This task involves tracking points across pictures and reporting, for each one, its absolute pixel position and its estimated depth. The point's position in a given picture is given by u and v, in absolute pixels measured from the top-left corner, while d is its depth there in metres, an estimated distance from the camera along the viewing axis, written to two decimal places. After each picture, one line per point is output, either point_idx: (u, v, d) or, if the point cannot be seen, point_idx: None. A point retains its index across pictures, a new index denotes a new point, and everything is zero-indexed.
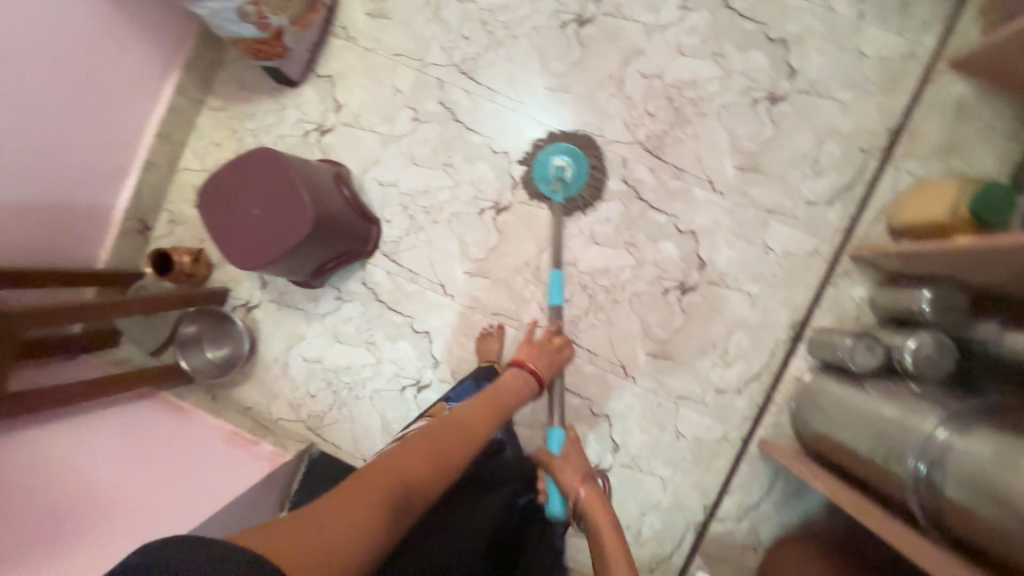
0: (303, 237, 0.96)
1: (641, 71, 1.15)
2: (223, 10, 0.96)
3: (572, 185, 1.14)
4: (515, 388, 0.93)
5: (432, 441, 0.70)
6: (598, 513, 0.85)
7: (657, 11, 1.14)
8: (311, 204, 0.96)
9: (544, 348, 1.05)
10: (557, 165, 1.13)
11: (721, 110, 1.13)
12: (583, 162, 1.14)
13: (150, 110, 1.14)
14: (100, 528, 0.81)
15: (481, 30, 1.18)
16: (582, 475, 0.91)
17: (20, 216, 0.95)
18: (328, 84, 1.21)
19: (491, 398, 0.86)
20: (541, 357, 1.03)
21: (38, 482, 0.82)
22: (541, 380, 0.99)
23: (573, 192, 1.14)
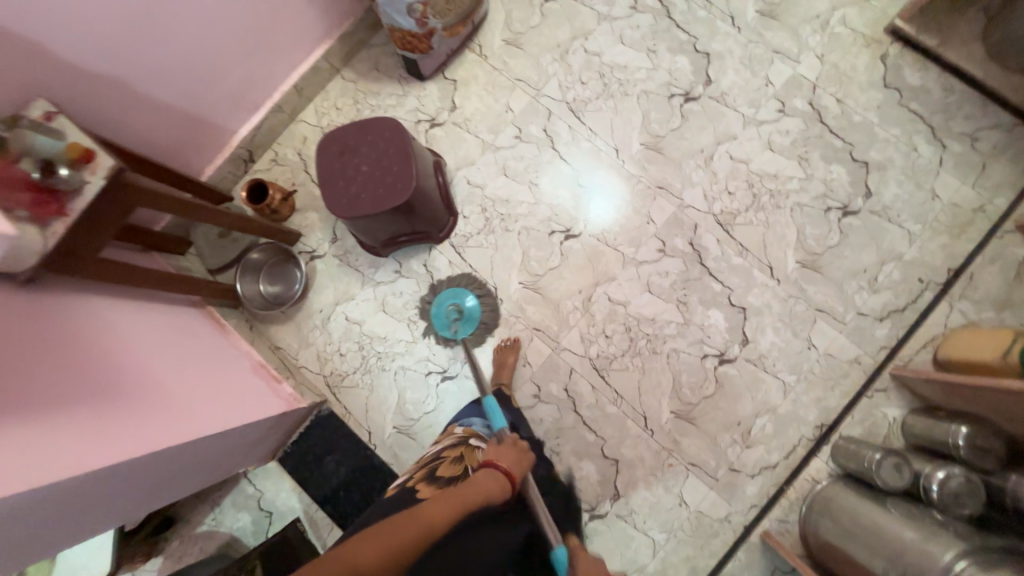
0: (400, 203, 1.04)
1: (731, 153, 1.24)
2: (397, 3, 1.09)
3: (468, 321, 1.23)
4: (488, 490, 0.75)
5: (373, 543, 0.61)
6: None
7: (757, 107, 1.25)
8: (416, 177, 1.05)
9: (507, 445, 0.86)
10: (450, 309, 1.23)
11: (796, 207, 1.21)
12: (467, 295, 1.24)
13: (298, 65, 1.27)
14: (138, 403, 0.82)
15: (597, 80, 1.30)
16: None
17: (163, 113, 1.05)
18: (450, 87, 1.34)
19: (459, 492, 0.72)
20: (513, 455, 0.84)
21: (82, 342, 0.81)
22: (513, 479, 0.79)
23: (473, 322, 1.23)
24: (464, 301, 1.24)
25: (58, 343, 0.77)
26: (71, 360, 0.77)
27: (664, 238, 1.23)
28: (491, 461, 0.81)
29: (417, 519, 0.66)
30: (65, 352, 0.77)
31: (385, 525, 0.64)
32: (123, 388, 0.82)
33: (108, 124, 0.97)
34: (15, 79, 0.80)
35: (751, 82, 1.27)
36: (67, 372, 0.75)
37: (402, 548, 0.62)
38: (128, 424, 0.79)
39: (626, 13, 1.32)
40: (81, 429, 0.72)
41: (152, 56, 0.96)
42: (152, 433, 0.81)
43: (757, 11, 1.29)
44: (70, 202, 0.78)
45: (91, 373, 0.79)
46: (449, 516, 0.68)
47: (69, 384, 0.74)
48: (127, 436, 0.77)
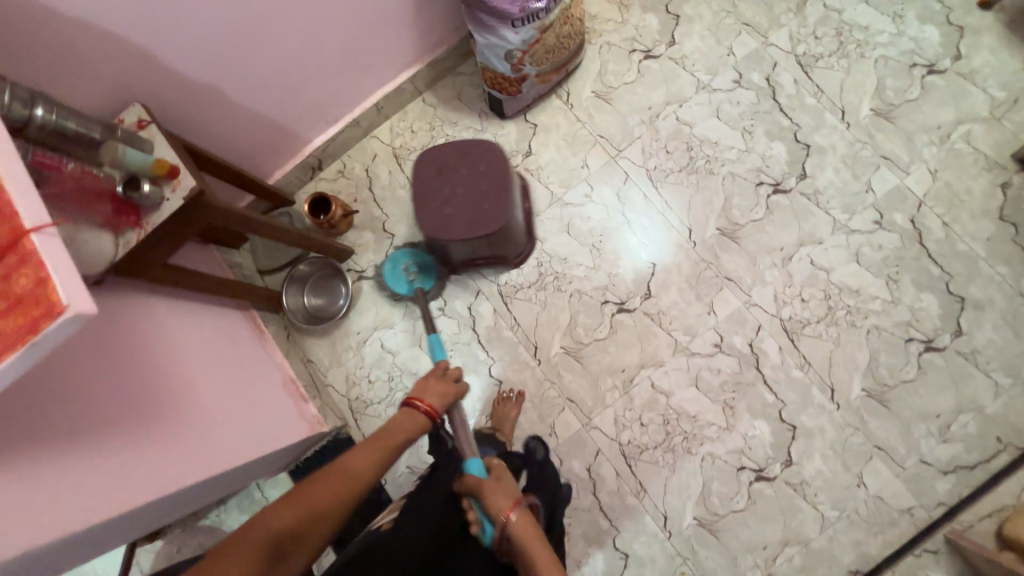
0: (492, 231, 1.01)
1: (812, 258, 1.16)
2: (498, 47, 1.05)
3: (421, 279, 1.25)
4: (406, 428, 0.85)
5: (294, 502, 0.68)
6: (532, 544, 0.72)
7: (851, 214, 1.16)
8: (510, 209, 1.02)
9: (441, 379, 0.96)
10: (406, 266, 1.25)
11: (873, 330, 1.12)
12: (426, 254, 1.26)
13: (384, 84, 1.24)
14: (175, 425, 0.82)
15: (683, 152, 1.24)
16: (516, 498, 0.77)
17: (247, 119, 1.04)
18: (530, 131, 1.30)
19: (377, 439, 0.80)
20: (437, 389, 0.93)
21: (137, 355, 0.80)
22: (433, 414, 0.89)
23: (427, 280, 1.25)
24: (418, 256, 1.26)
25: (117, 356, 0.77)
26: (127, 376, 0.76)
27: (722, 333, 1.16)
28: (411, 401, 0.90)
29: (345, 476, 0.74)
30: (121, 366, 0.76)
31: (307, 486, 0.71)
32: (168, 410, 0.81)
33: (192, 125, 0.96)
34: (114, 81, 0.81)
35: (851, 185, 1.17)
36: (122, 392, 0.74)
37: (320, 504, 0.70)
38: (166, 453, 0.78)
39: (729, 86, 1.25)
40: (123, 460, 0.72)
41: (248, 65, 0.95)
42: (186, 465, 0.81)
43: (871, 109, 1.20)
44: (147, 215, 0.80)
45: (142, 393, 0.78)
46: (370, 463, 0.77)
47: (121, 407, 0.73)
48: (164, 469, 0.77)
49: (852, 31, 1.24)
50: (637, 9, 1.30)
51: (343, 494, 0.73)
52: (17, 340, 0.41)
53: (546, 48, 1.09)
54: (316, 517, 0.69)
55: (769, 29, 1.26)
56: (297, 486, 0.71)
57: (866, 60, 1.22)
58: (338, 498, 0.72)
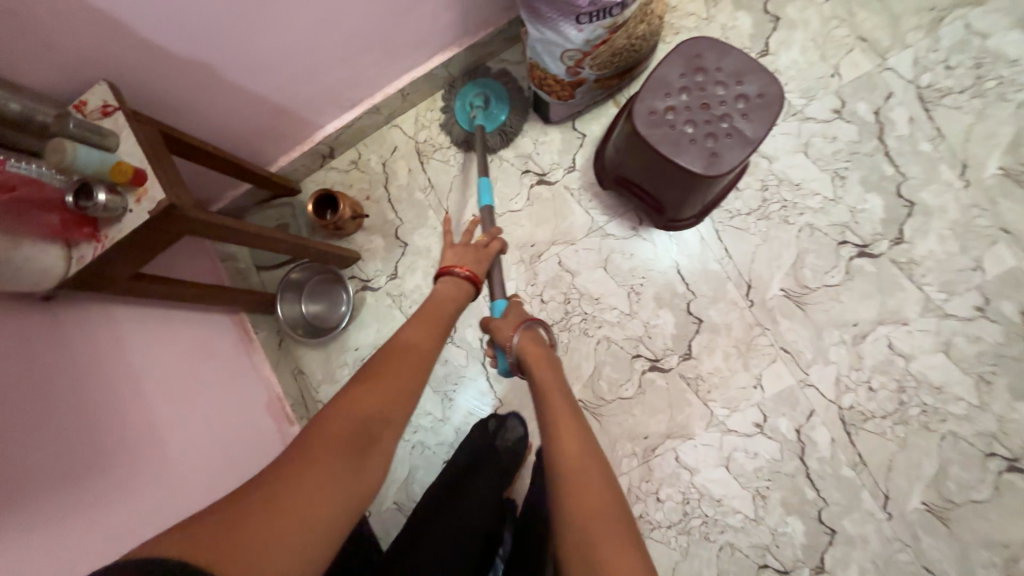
0: (772, 121, 0.80)
1: (891, 340, 0.97)
2: (555, 44, 0.84)
3: (491, 116, 1.08)
4: (453, 297, 0.78)
5: (369, 391, 0.58)
6: (537, 362, 0.76)
7: (949, 294, 0.97)
8: (774, 90, 0.80)
9: (466, 246, 0.83)
10: (472, 97, 1.09)
11: (947, 437, 0.95)
12: (495, 84, 1.09)
13: (413, 68, 1.05)
14: (136, 480, 0.72)
15: (756, 191, 1.03)
16: (521, 323, 0.82)
17: (245, 103, 0.88)
18: (577, 141, 1.10)
19: (426, 316, 0.72)
20: (472, 256, 0.82)
21: (104, 391, 0.71)
22: (474, 279, 0.80)
23: (494, 112, 1.08)
24: (484, 87, 1.09)
25: (77, 398, 0.67)
26: (89, 422, 0.67)
27: (767, 412, 1.00)
28: (450, 270, 0.80)
29: (410, 350, 0.65)
30: (82, 410, 0.67)
31: (375, 367, 0.62)
32: (137, 453, 0.73)
33: (179, 108, 0.81)
34: (75, 55, 0.65)
35: (955, 259, 0.97)
36: (79, 445, 0.65)
37: (400, 380, 0.61)
38: (142, 499, 0.71)
39: (826, 116, 1.02)
40: (96, 516, 0.65)
41: (246, 41, 0.77)
42: (167, 507, 0.74)
43: (1000, 167, 0.97)
44: (105, 227, 0.66)
45: (108, 438, 0.69)
46: (429, 336, 0.69)
47: (79, 462, 0.65)
48: (143, 517, 0.70)
49: (995, 64, 0.99)
50: (727, 4, 1.06)
51: (417, 372, 0.63)
52: None
53: (612, 51, 0.88)
54: (397, 403, 0.59)
55: (890, 49, 1.02)
56: (364, 372, 0.61)
57: (1006, 104, 0.98)
58: (414, 380, 0.62)
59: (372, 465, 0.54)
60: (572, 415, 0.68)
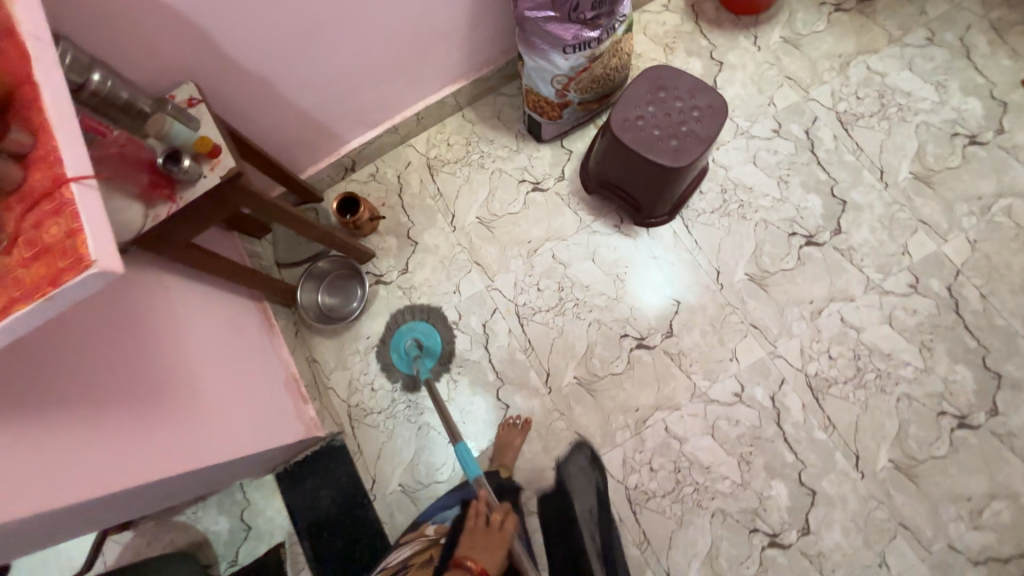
0: (720, 125, 1.00)
1: (843, 315, 1.12)
2: (546, 72, 1.06)
3: (428, 351, 1.18)
4: None
5: None
6: None
7: (885, 274, 1.13)
8: (721, 101, 1.01)
9: (485, 531, 0.81)
10: (408, 346, 1.18)
11: (902, 398, 1.07)
12: (419, 324, 1.20)
13: (427, 96, 1.26)
14: (174, 413, 0.79)
15: (717, 193, 1.22)
16: None
17: (291, 114, 1.06)
18: (565, 156, 1.30)
19: None
20: (489, 546, 0.79)
21: (146, 333, 0.78)
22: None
23: (432, 348, 1.18)
24: (411, 330, 1.19)
25: (127, 334, 0.74)
26: (136, 356, 0.74)
27: (743, 382, 1.11)
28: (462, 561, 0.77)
29: None
30: (127, 342, 0.74)
31: None
32: (161, 394, 0.77)
33: (238, 113, 0.98)
34: (171, 63, 0.82)
35: (886, 246, 1.15)
36: (121, 371, 0.71)
37: None
38: (150, 439, 0.73)
39: (768, 134, 1.25)
40: (112, 440, 0.68)
41: (300, 61, 0.97)
42: (169, 453, 0.75)
43: (911, 172, 1.19)
44: (181, 190, 0.78)
45: (141, 373, 0.75)
46: None
47: (116, 383, 0.70)
48: (146, 456, 0.72)
49: (894, 96, 1.25)
50: (681, 52, 1.33)
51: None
52: (33, 292, 0.39)
53: (591, 78, 1.10)
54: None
55: (812, 85, 1.27)
56: None
57: (907, 125, 1.22)
58: None
59: None
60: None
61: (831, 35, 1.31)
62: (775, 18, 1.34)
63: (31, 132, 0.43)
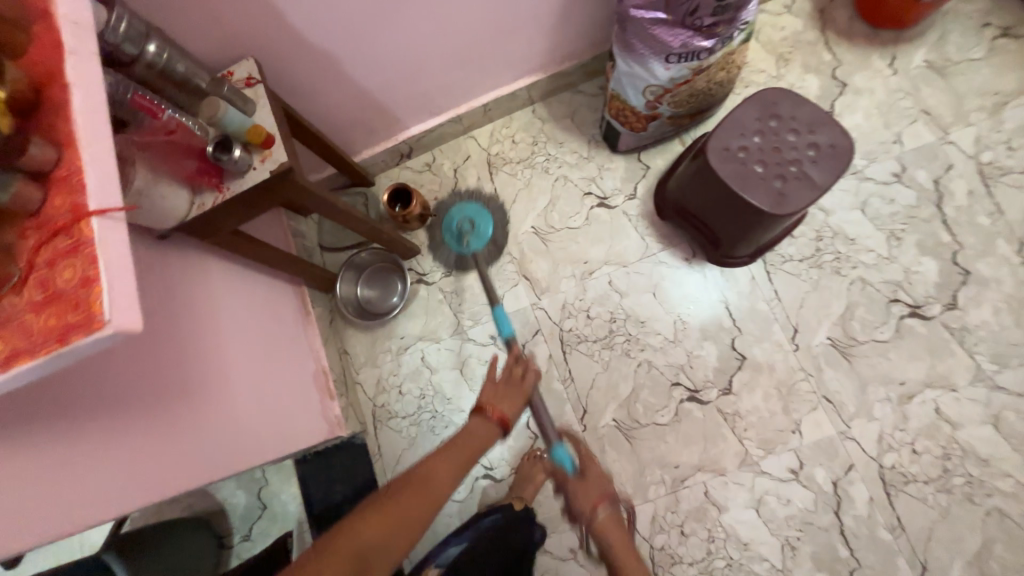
0: (840, 172, 0.84)
1: (938, 405, 0.97)
2: (639, 79, 0.92)
3: (481, 227, 1.15)
4: (485, 437, 0.87)
5: (371, 518, 0.65)
6: (614, 535, 0.86)
7: (1001, 366, 0.96)
8: (848, 144, 0.85)
9: (507, 385, 0.94)
10: (461, 221, 1.15)
11: (992, 513, 0.92)
12: (472, 205, 1.17)
13: (499, 87, 1.14)
14: (202, 419, 0.76)
15: (810, 240, 1.06)
16: (606, 497, 0.90)
17: (351, 95, 0.98)
18: (640, 171, 1.16)
19: (449, 451, 0.81)
20: (509, 398, 0.93)
21: (177, 334, 0.73)
22: (502, 422, 0.89)
23: (484, 229, 1.15)
24: (464, 208, 1.17)
25: (161, 336, 0.70)
26: (168, 361, 0.71)
27: (803, 459, 0.99)
28: (484, 410, 0.89)
29: (425, 487, 0.73)
30: (157, 346, 0.69)
31: (397, 494, 0.70)
32: (185, 402, 0.73)
33: (296, 90, 0.90)
34: (232, 34, 0.75)
35: (1009, 332, 0.97)
36: (152, 378, 0.68)
37: (411, 514, 0.68)
38: (166, 450, 0.70)
39: (886, 178, 1.06)
40: (138, 453, 0.66)
41: (368, 40, 0.87)
42: (189, 465, 0.74)
43: None
44: (229, 179, 0.72)
45: (166, 379, 0.70)
46: (450, 470, 0.78)
47: (136, 394, 0.65)
48: (165, 470, 0.70)
49: None
50: (797, 66, 1.14)
51: (431, 503, 0.72)
52: (40, 346, 0.33)
53: (690, 92, 0.95)
54: (399, 532, 0.66)
55: (952, 125, 1.07)
56: (387, 490, 0.71)
57: None
58: (418, 510, 0.69)
59: None
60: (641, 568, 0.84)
61: (989, 66, 1.08)
62: (920, 36, 1.12)
63: (56, 143, 0.37)
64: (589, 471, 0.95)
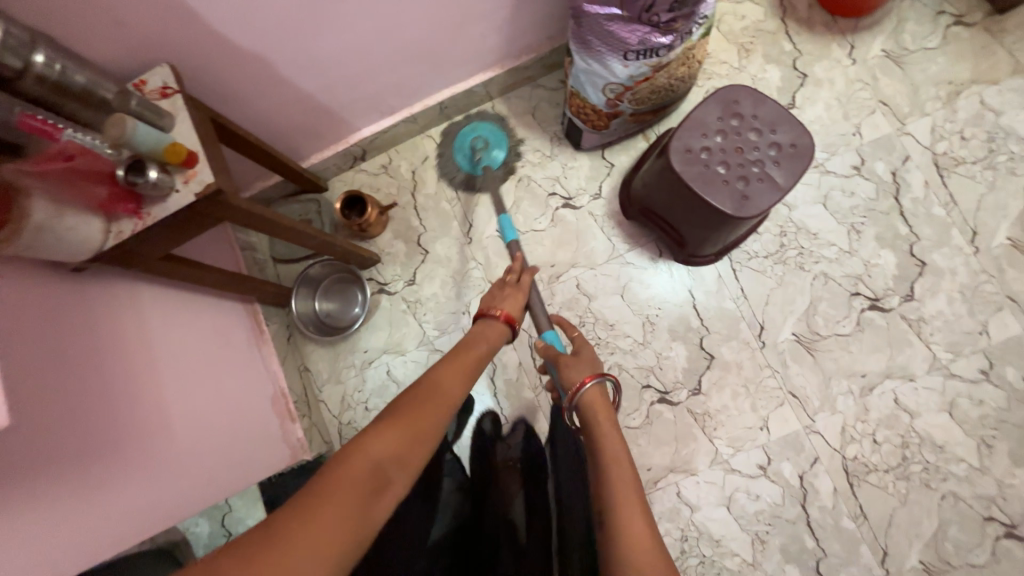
0: (801, 171, 0.83)
1: (897, 395, 0.99)
2: (597, 77, 0.88)
3: (493, 147, 1.14)
4: (491, 338, 0.75)
5: (392, 428, 0.55)
6: (601, 419, 0.71)
7: (955, 355, 0.99)
8: (808, 143, 0.83)
9: (509, 287, 0.83)
10: (475, 140, 1.14)
11: (947, 497, 0.95)
12: (488, 125, 1.15)
13: (453, 84, 1.08)
14: (146, 465, 0.72)
15: (774, 236, 1.06)
16: (595, 371, 0.75)
17: (291, 99, 0.90)
18: (604, 169, 1.13)
19: (456, 354, 0.68)
20: (513, 298, 0.81)
21: (108, 378, 0.67)
22: (511, 321, 0.77)
23: (496, 154, 1.14)
24: (481, 128, 1.15)
25: (86, 384, 0.64)
26: (99, 409, 0.65)
27: (771, 455, 1.00)
28: (488, 312, 0.78)
29: (435, 391, 0.61)
30: (83, 399, 0.63)
31: (402, 403, 0.59)
32: (123, 452, 0.68)
33: (226, 96, 0.83)
34: (142, 37, 0.67)
35: (962, 322, 1.00)
36: (81, 432, 0.62)
37: (424, 423, 0.57)
38: (102, 508, 0.65)
39: (846, 171, 1.06)
40: (72, 513, 0.61)
41: (302, 40, 0.80)
42: (129, 514, 0.70)
43: (1008, 237, 1.01)
44: (149, 205, 0.65)
45: (100, 429, 0.65)
46: (462, 377, 0.66)
47: (63, 455, 0.59)
48: (104, 525, 0.66)
49: (1007, 140, 1.04)
50: (758, 56, 1.12)
51: (439, 414, 0.59)
52: None
53: (651, 89, 0.92)
54: (416, 445, 0.55)
55: (909, 115, 1.07)
56: (392, 404, 0.58)
57: (1016, 178, 1.03)
58: (435, 419, 0.58)
59: (379, 514, 0.49)
60: (636, 487, 0.62)
61: (943, 55, 1.08)
62: (877, 24, 1.11)
63: None
64: (583, 350, 0.80)
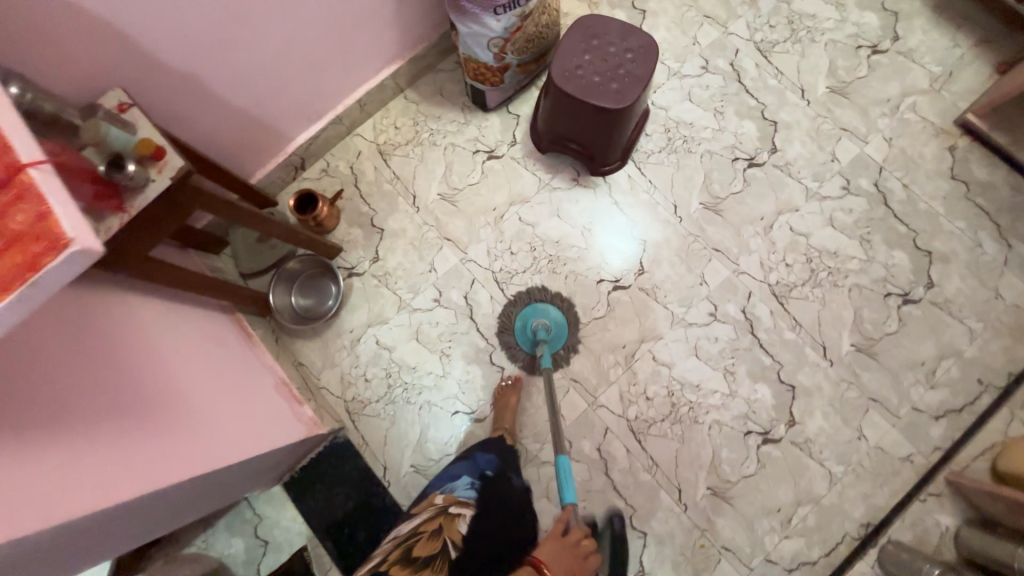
0: (653, 62, 1.05)
1: (791, 225, 1.22)
2: (481, 36, 1.08)
3: (555, 340, 1.17)
4: None
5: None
6: None
7: (821, 182, 1.24)
8: (652, 41, 1.06)
9: (571, 549, 0.82)
10: (536, 326, 1.17)
11: (854, 289, 1.17)
12: (552, 311, 1.19)
13: (366, 82, 1.25)
14: (178, 422, 0.78)
15: (661, 133, 1.29)
16: None
17: (228, 112, 1.02)
18: (513, 120, 1.33)
19: None
20: (564, 562, 0.80)
21: (124, 348, 0.75)
22: None
23: (556, 345, 1.17)
24: (549, 315, 1.19)
25: (106, 348, 0.72)
26: (123, 369, 0.73)
27: (715, 302, 1.19)
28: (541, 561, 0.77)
29: None
30: (94, 360, 0.69)
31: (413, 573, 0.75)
32: (154, 407, 0.75)
33: (170, 117, 0.94)
34: (89, 69, 0.78)
35: (817, 155, 1.25)
36: (112, 385, 0.70)
37: None
38: (155, 452, 0.72)
39: (696, 71, 1.32)
40: (129, 450, 0.68)
41: (228, 53, 0.94)
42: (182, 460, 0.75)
43: (827, 87, 1.30)
44: (129, 199, 0.75)
45: (128, 385, 0.72)
46: None
47: (100, 403, 0.66)
48: (161, 464, 0.71)
49: (801, 20, 1.35)
50: (605, 5, 1.37)
51: None
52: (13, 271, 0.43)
53: (526, 38, 1.13)
54: None
55: (728, 20, 1.35)
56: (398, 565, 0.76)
57: (817, 44, 1.33)
58: None
59: None
60: None
61: None
62: None
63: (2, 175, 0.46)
64: None
